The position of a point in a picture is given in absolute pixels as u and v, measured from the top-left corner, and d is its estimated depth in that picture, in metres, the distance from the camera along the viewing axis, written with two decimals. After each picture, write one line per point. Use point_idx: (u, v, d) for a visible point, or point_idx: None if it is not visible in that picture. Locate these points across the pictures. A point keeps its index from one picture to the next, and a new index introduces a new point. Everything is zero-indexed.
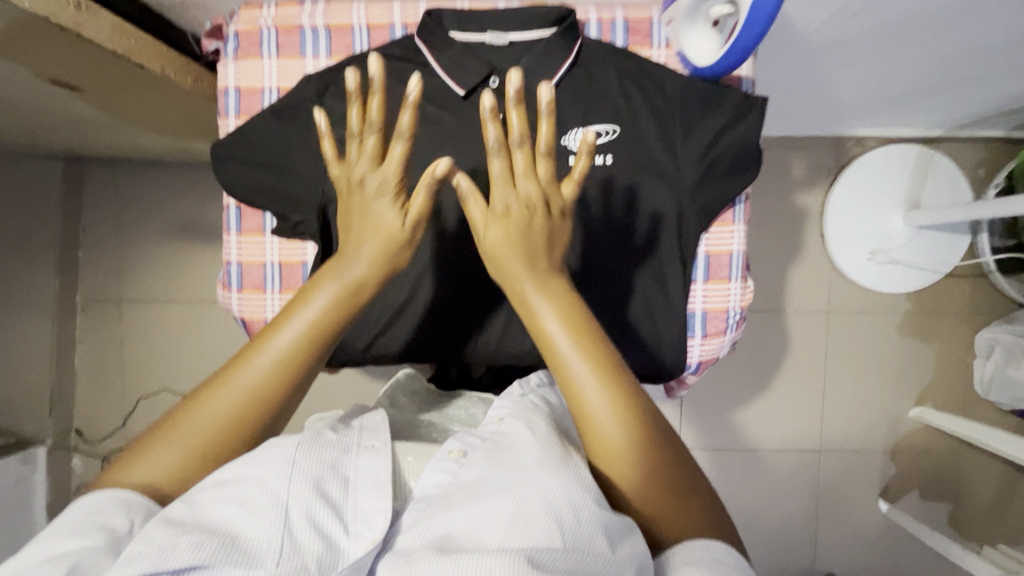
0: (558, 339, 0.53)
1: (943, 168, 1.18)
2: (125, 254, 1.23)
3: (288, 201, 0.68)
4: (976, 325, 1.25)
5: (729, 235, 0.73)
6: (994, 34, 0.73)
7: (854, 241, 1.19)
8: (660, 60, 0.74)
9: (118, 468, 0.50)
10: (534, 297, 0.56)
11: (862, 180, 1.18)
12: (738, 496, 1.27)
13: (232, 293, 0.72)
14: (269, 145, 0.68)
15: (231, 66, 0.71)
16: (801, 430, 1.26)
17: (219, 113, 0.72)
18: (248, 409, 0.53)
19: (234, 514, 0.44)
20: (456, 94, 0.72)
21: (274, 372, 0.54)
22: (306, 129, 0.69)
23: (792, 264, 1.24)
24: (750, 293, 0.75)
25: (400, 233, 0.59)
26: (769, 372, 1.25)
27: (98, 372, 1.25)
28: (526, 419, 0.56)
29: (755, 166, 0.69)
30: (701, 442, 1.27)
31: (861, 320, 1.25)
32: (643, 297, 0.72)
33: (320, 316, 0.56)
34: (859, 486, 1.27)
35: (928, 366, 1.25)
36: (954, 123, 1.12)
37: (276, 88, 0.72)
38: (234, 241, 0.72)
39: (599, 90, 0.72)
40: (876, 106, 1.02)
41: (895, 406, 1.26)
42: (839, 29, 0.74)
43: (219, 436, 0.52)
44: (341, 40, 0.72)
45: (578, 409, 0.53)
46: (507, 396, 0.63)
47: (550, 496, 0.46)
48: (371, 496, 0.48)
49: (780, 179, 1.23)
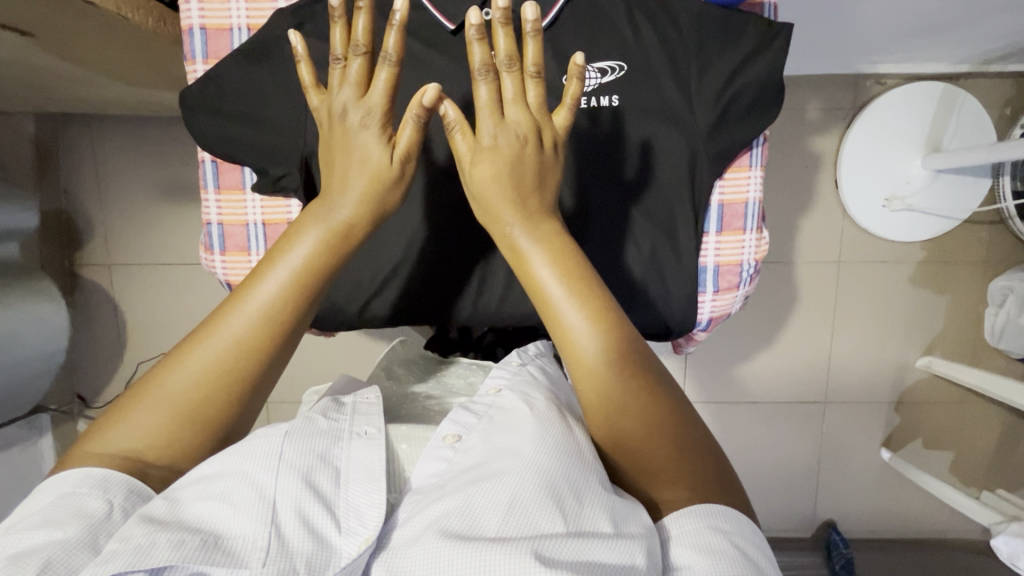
0: (551, 286, 0.52)
1: (967, 107, 1.11)
2: (112, 214, 1.19)
3: (268, 153, 0.63)
4: (991, 273, 1.21)
5: (744, 181, 0.68)
6: None
7: (868, 188, 1.14)
8: None
9: (96, 436, 0.47)
10: (523, 241, 0.55)
11: (880, 122, 1.12)
12: (741, 447, 1.28)
13: (215, 255, 0.68)
14: (242, 94, 0.63)
15: (194, 2, 0.64)
16: (806, 384, 1.25)
17: (185, 57, 0.66)
18: (232, 363, 0.50)
19: (218, 512, 0.42)
20: (446, 29, 0.69)
21: (261, 321, 0.51)
22: (280, 72, 0.63)
23: (804, 213, 1.19)
24: (765, 245, 0.71)
25: (389, 170, 0.58)
26: (776, 327, 1.23)
27: (94, 339, 1.23)
28: (523, 392, 0.54)
29: (774, 106, 0.64)
30: (702, 396, 1.26)
31: (872, 270, 1.22)
32: (651, 247, 0.68)
33: (308, 261, 0.54)
34: (863, 436, 1.28)
35: (940, 316, 1.23)
36: (983, 57, 1.04)
37: (246, 26, 0.65)
38: (213, 199, 0.67)
39: (604, 21, 0.65)
40: (899, 41, 0.95)
41: (902, 356, 1.25)
42: None
43: (205, 393, 0.49)
44: None
45: (574, 360, 0.51)
46: (503, 367, 0.61)
47: (550, 474, 0.44)
48: (364, 489, 0.46)
49: (793, 122, 1.16)
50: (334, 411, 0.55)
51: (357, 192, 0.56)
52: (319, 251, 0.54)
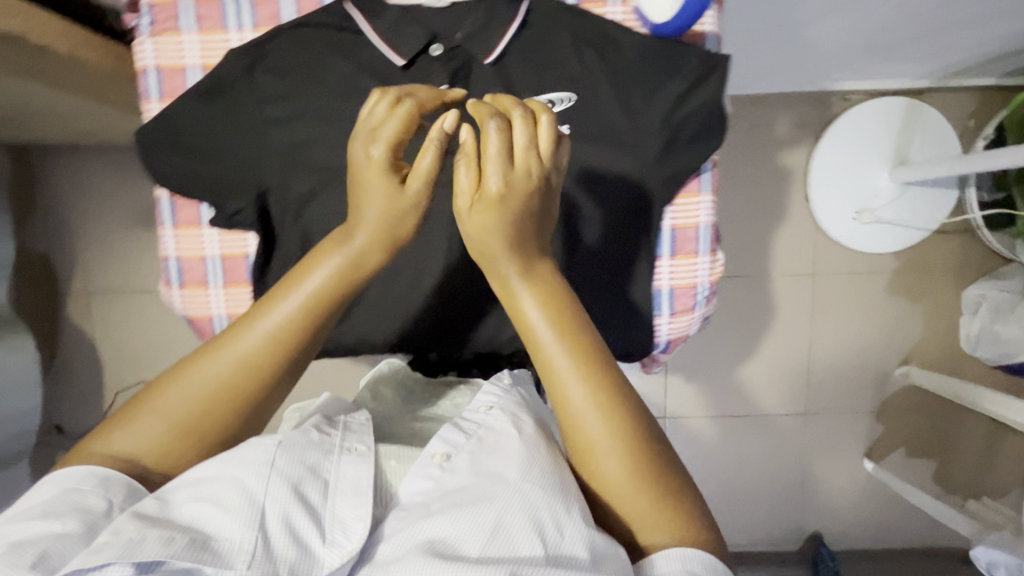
0: (541, 329, 0.50)
1: (931, 121, 1.13)
2: (86, 242, 1.19)
3: (222, 189, 0.63)
4: (964, 281, 1.23)
5: (695, 206, 0.69)
6: None
7: (838, 200, 1.16)
8: (616, 17, 0.67)
9: (102, 436, 0.48)
10: (516, 283, 0.51)
11: (848, 137, 1.14)
12: (725, 461, 1.28)
13: (174, 289, 0.67)
14: (198, 131, 0.63)
15: (149, 44, 0.64)
16: (788, 396, 1.26)
17: (141, 96, 0.66)
18: (230, 389, 0.49)
19: (208, 513, 0.42)
20: (395, 65, 0.64)
21: (266, 350, 0.50)
22: (235, 110, 0.63)
23: (778, 226, 1.20)
24: (719, 267, 0.72)
25: (393, 205, 0.52)
26: (755, 340, 1.23)
27: (68, 368, 1.22)
28: (514, 414, 0.53)
29: (720, 133, 0.65)
30: (685, 411, 1.26)
31: (849, 282, 1.22)
32: (600, 277, 0.69)
33: (321, 290, 0.51)
34: (846, 448, 1.27)
35: (918, 326, 1.23)
36: (944, 72, 1.06)
37: (200, 66, 0.65)
38: (170, 235, 0.66)
39: (553, 54, 0.66)
40: (860, 56, 0.96)
41: (881, 367, 1.25)
42: None
43: (202, 414, 0.48)
44: (267, 8, 0.64)
45: (561, 404, 0.49)
46: (496, 381, 0.59)
47: (535, 502, 0.43)
48: (351, 503, 0.45)
49: (764, 138, 1.18)
50: (325, 427, 0.53)
51: (368, 220, 0.52)
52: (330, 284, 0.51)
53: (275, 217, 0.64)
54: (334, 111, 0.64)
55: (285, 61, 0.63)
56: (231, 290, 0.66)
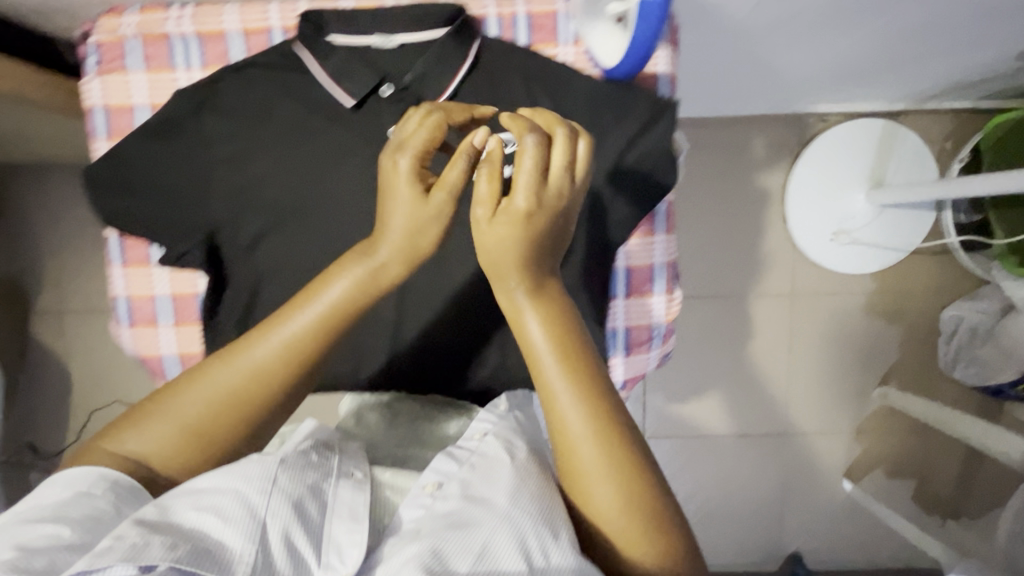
0: (546, 352, 0.48)
1: (908, 143, 1.13)
2: (60, 258, 1.18)
3: (168, 229, 0.62)
4: (942, 302, 1.23)
5: (649, 247, 0.70)
6: (948, 18, 0.65)
7: (815, 221, 1.16)
8: (568, 59, 0.67)
9: (113, 434, 0.48)
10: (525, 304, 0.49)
11: (825, 158, 1.14)
12: (704, 481, 1.27)
13: (123, 328, 0.67)
14: (147, 169, 0.62)
15: (96, 83, 0.64)
16: (767, 416, 1.25)
17: (89, 134, 0.66)
18: (241, 397, 0.48)
19: (211, 523, 0.41)
20: (345, 105, 0.64)
21: (281, 360, 0.49)
22: (184, 149, 0.63)
23: (756, 247, 1.20)
24: (676, 306, 0.72)
25: (412, 210, 0.51)
26: (734, 360, 1.23)
27: (42, 387, 1.21)
28: (509, 440, 0.53)
29: (671, 176, 0.65)
30: (664, 431, 1.25)
31: (828, 302, 1.22)
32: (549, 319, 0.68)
33: (340, 303, 0.50)
34: (825, 468, 1.27)
35: (896, 346, 1.23)
36: (919, 96, 1.06)
37: (149, 105, 0.65)
38: (119, 273, 0.66)
39: (503, 95, 0.65)
40: (835, 88, 0.94)
41: (860, 387, 1.25)
42: (774, 12, 0.61)
43: (212, 419, 0.48)
44: (216, 48, 0.65)
45: (560, 437, 0.46)
46: (490, 411, 0.60)
47: (526, 525, 0.42)
48: (348, 527, 0.44)
49: (740, 159, 1.18)
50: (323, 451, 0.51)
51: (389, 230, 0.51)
52: (348, 294, 0.50)
53: (225, 257, 0.63)
54: (286, 151, 0.64)
55: (233, 99, 0.63)
56: (183, 329, 0.66)
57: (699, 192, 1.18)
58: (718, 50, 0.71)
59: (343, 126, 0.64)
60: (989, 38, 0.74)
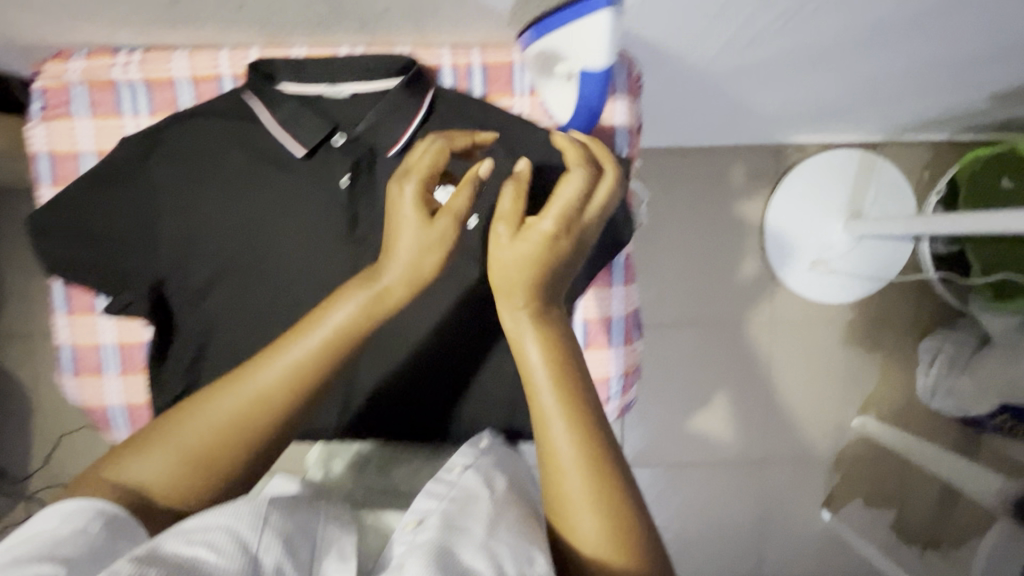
0: (540, 373, 0.49)
1: (886, 173, 1.14)
2: (29, 280, 1.16)
3: (112, 280, 0.60)
4: (920, 331, 1.23)
5: (606, 299, 0.70)
6: (916, 66, 0.64)
7: (794, 250, 1.15)
8: (523, 111, 0.66)
9: (116, 463, 0.48)
10: (524, 325, 0.50)
11: (804, 188, 1.13)
12: (683, 510, 1.26)
13: (67, 378, 0.67)
14: (90, 220, 0.60)
15: (41, 129, 0.65)
16: (746, 444, 1.24)
17: (32, 180, 0.66)
18: (244, 422, 0.49)
19: (206, 557, 0.38)
20: (296, 155, 0.63)
21: (282, 386, 0.49)
22: (128, 198, 0.61)
23: (735, 274, 1.20)
24: (636, 356, 0.72)
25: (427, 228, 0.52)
26: (713, 388, 1.22)
27: (7, 411, 1.18)
28: (487, 474, 0.56)
29: (626, 230, 0.65)
30: (643, 459, 1.24)
31: (808, 330, 1.22)
32: (503, 362, 0.71)
33: (345, 328, 0.50)
34: (804, 498, 1.26)
35: (875, 375, 1.23)
36: (896, 129, 1.06)
37: (95, 151, 0.66)
38: (64, 322, 0.67)
39: None
40: (808, 121, 0.94)
41: (839, 417, 1.24)
42: (736, 62, 0.60)
43: (215, 445, 0.48)
44: (164, 96, 0.65)
45: (547, 460, 0.47)
46: (471, 446, 0.62)
47: (508, 554, 0.42)
48: (338, 568, 0.43)
49: (719, 186, 1.17)
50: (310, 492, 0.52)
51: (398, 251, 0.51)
52: (353, 319, 0.51)
53: (172, 306, 0.62)
54: (237, 200, 0.63)
55: (183, 147, 0.62)
56: (130, 377, 0.67)
57: (678, 220, 1.18)
58: (686, 91, 0.70)
59: (295, 178, 0.64)
60: (958, 83, 0.73)
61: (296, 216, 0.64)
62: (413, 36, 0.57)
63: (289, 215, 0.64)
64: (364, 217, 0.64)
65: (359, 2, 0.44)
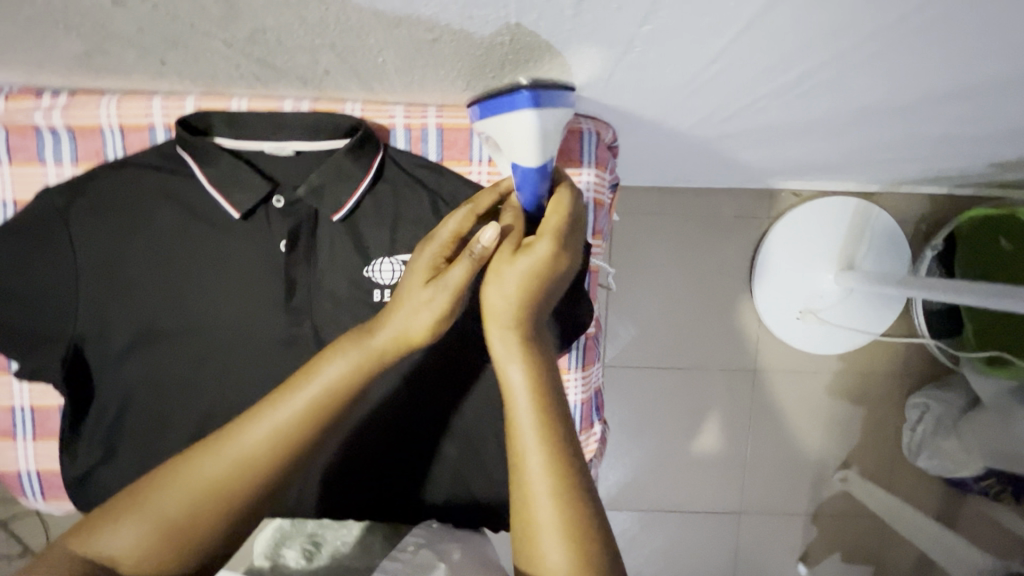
0: (525, 417, 0.46)
1: (880, 225, 1.09)
2: None
3: (28, 338, 0.59)
4: (908, 387, 1.19)
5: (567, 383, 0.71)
6: (916, 139, 0.59)
7: (784, 298, 1.10)
8: (482, 178, 0.68)
9: (87, 530, 0.43)
10: (513, 364, 0.47)
11: (796, 234, 1.09)
12: (656, 557, 1.22)
13: None
14: (12, 277, 0.59)
15: None
16: (722, 493, 1.21)
17: None
18: (225, 485, 0.44)
19: None
20: (233, 216, 0.61)
21: (271, 446, 0.45)
22: (49, 252, 0.60)
23: (719, 319, 1.16)
24: (593, 443, 0.75)
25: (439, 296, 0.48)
26: (692, 434, 1.18)
27: None
28: (441, 549, 0.53)
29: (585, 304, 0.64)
30: (616, 503, 1.20)
31: (792, 379, 1.18)
32: (460, 428, 0.67)
33: (338, 387, 0.46)
34: (781, 551, 1.22)
35: (858, 430, 1.19)
36: (894, 181, 1.02)
37: (12, 200, 0.66)
38: None
39: (410, 202, 0.64)
40: (802, 174, 0.89)
41: (819, 469, 1.21)
42: (717, 129, 0.56)
43: (195, 512, 0.43)
44: (89, 144, 0.65)
45: (524, 508, 0.44)
46: (425, 526, 0.60)
47: None
48: None
49: (707, 228, 1.13)
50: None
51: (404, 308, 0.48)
52: (347, 378, 0.46)
53: (91, 365, 0.61)
54: (166, 254, 0.61)
55: (106, 200, 0.61)
56: (40, 442, 0.70)
57: (663, 260, 1.14)
58: (666, 149, 0.67)
59: (226, 235, 0.62)
60: (959, 153, 0.68)
61: (236, 271, 0.62)
62: (362, 93, 0.53)
63: (229, 272, 0.62)
64: (301, 284, 0.62)
65: (290, 65, 0.40)
